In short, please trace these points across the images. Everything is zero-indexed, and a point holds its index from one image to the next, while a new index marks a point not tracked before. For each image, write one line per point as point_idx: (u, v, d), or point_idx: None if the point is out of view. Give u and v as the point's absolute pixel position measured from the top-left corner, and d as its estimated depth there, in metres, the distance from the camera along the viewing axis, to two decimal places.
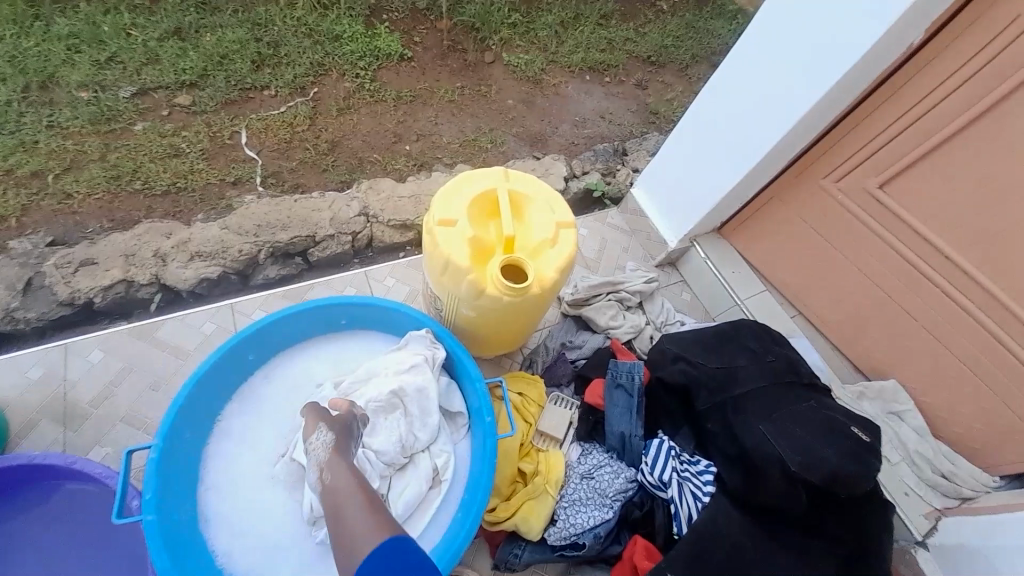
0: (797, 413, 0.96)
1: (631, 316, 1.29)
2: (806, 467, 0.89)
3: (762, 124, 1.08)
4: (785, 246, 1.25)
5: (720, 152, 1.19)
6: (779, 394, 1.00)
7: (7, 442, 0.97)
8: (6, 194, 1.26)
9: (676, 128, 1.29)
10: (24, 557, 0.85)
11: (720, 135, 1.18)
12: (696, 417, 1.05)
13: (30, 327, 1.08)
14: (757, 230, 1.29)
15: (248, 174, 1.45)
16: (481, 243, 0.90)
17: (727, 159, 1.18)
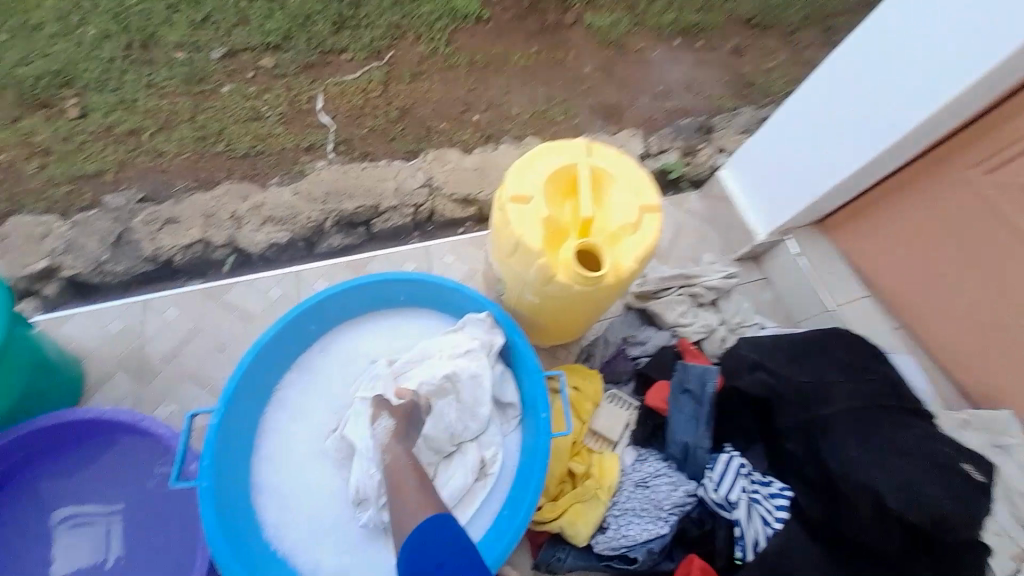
0: (900, 444, 0.77)
1: (702, 314, 1.11)
2: (919, 516, 0.71)
3: (906, 100, 0.86)
4: (905, 250, 1.00)
5: (837, 133, 0.98)
6: (878, 419, 0.80)
7: (80, 394, 1.04)
8: (107, 150, 1.33)
9: (788, 99, 1.08)
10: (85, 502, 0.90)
11: (847, 108, 0.95)
12: (773, 433, 0.89)
13: (120, 279, 1.15)
14: (868, 226, 1.05)
15: (320, 140, 1.44)
16: (555, 225, 0.82)
17: (851, 140, 0.96)
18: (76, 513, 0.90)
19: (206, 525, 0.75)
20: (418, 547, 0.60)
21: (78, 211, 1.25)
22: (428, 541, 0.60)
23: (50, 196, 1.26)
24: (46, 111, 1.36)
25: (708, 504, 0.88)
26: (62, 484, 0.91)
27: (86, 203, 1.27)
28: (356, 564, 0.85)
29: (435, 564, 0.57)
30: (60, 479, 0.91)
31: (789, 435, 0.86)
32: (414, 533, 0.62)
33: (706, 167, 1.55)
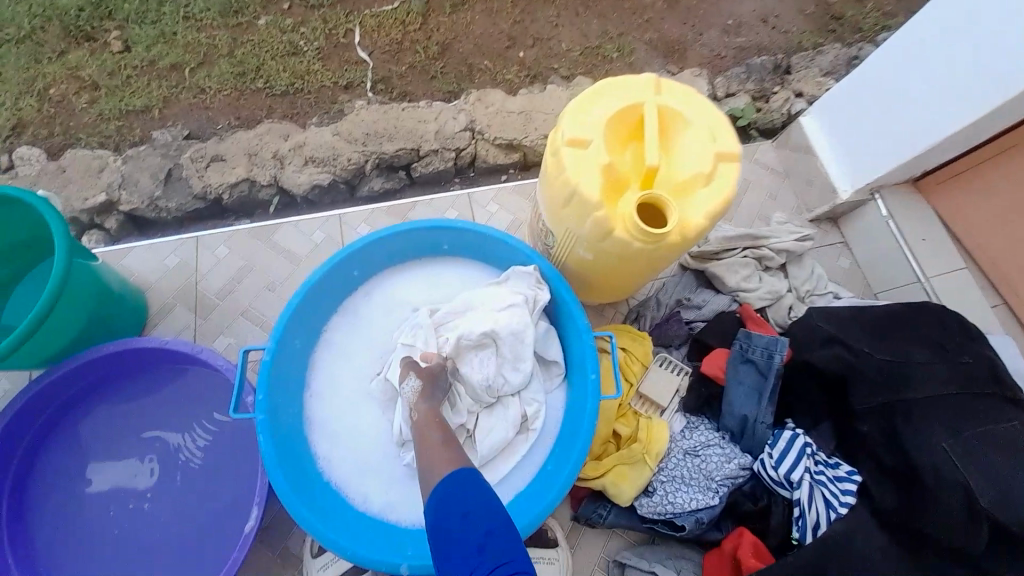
0: (989, 434, 0.77)
1: (769, 279, 1.07)
2: (995, 502, 0.72)
3: (1021, 58, 0.83)
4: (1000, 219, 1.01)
5: (928, 91, 0.97)
6: (967, 404, 0.80)
7: (146, 322, 1.09)
8: (151, 86, 1.31)
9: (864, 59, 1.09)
10: (148, 424, 0.96)
11: (923, 73, 0.97)
12: (845, 414, 0.88)
13: (173, 216, 1.16)
14: (975, 194, 1.03)
15: (359, 78, 1.37)
16: (617, 173, 0.74)
17: (953, 99, 0.93)
18: (138, 434, 0.96)
19: (264, 452, 0.76)
20: (444, 497, 0.61)
21: (129, 147, 1.25)
22: (455, 491, 0.61)
23: (102, 131, 1.26)
24: (90, 44, 1.33)
25: (765, 480, 0.89)
26: (120, 411, 0.96)
27: (136, 139, 1.27)
28: (403, 499, 0.87)
29: (460, 513, 0.58)
30: (122, 403, 0.97)
31: (860, 416, 0.85)
32: (442, 484, 0.63)
33: (779, 114, 1.39)
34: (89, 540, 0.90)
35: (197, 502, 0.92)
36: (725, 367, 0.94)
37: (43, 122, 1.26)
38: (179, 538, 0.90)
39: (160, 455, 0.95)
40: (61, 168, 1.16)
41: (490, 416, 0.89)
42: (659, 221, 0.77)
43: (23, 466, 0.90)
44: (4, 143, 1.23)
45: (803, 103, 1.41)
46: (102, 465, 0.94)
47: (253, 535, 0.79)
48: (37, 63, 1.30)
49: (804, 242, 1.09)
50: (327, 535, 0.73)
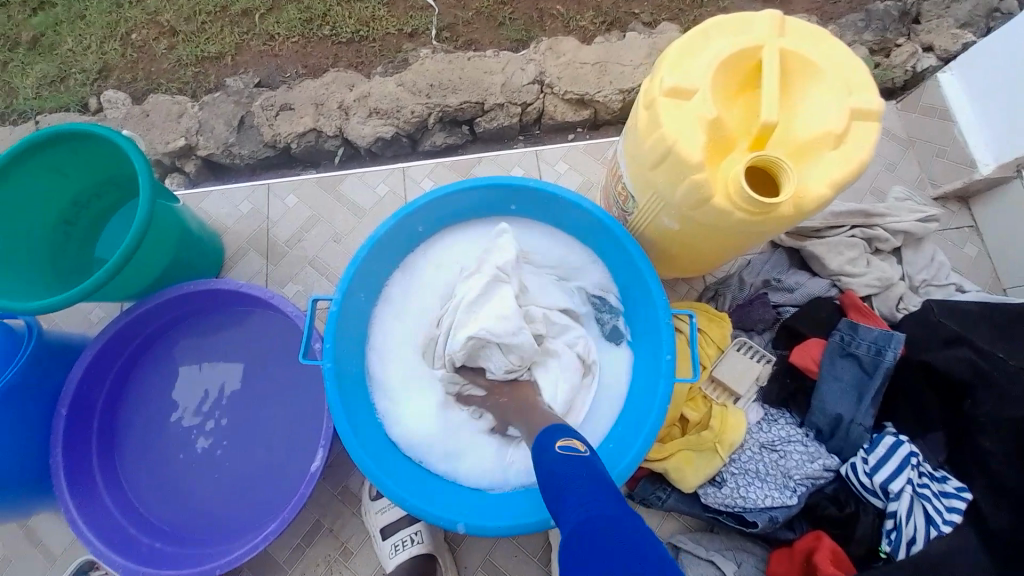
0: None
1: (877, 264, 0.97)
2: None
3: None
4: None
5: None
6: None
7: (221, 264, 1.13)
8: (224, 32, 1.30)
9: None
10: (214, 365, 1.02)
11: None
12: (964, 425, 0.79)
13: (245, 162, 1.18)
14: None
15: (424, 25, 1.30)
16: (724, 130, 0.65)
17: None
18: (203, 374, 1.01)
19: (331, 403, 0.76)
20: (539, 443, 0.68)
21: (205, 95, 1.27)
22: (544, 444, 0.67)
23: (180, 77, 1.28)
24: None
25: (853, 485, 0.83)
26: (189, 350, 1.02)
27: (211, 86, 1.28)
28: (462, 459, 0.87)
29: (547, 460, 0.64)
30: (189, 343, 1.02)
31: (984, 428, 0.77)
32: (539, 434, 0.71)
33: (901, 70, 1.18)
34: (164, 467, 0.97)
35: (270, 436, 0.97)
36: (819, 359, 0.88)
37: (128, 67, 1.29)
38: (250, 469, 0.96)
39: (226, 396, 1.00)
40: (144, 112, 1.19)
41: (544, 372, 0.88)
42: (767, 188, 0.68)
43: (114, 393, 0.97)
44: (94, 86, 1.28)
45: (933, 60, 1.18)
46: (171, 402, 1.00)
47: (319, 474, 0.82)
48: (121, 7, 1.32)
49: (927, 224, 0.98)
50: (390, 485, 0.75)
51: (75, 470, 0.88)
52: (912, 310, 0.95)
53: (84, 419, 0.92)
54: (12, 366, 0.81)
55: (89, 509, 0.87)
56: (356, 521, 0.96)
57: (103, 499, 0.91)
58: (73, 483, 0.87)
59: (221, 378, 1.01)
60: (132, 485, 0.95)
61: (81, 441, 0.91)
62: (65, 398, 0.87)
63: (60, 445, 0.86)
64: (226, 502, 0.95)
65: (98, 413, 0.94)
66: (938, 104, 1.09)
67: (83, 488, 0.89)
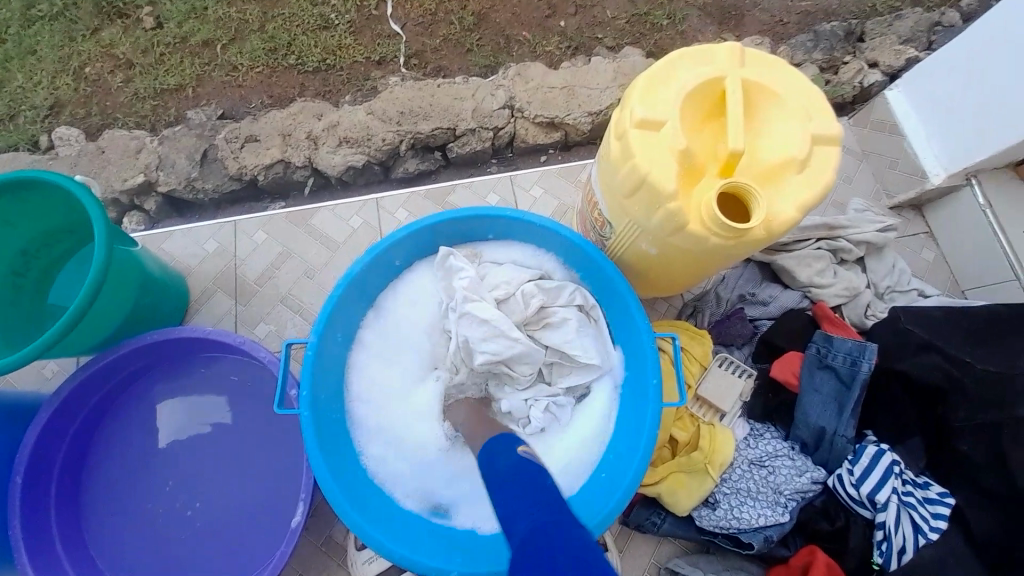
0: None
1: (845, 274, 1.00)
2: None
3: None
4: None
5: None
6: None
7: (188, 306, 1.07)
8: (184, 63, 1.26)
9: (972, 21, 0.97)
10: (184, 415, 0.96)
11: None
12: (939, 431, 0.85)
13: (210, 197, 1.13)
14: None
15: (391, 52, 1.29)
16: (694, 158, 0.66)
17: None
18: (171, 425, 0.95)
19: (310, 453, 0.72)
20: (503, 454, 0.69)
21: (165, 128, 1.23)
22: (499, 457, 0.67)
23: (139, 110, 1.24)
24: (123, 21, 1.29)
25: (841, 496, 0.84)
26: (157, 399, 0.96)
27: (171, 119, 1.24)
28: (456, 498, 0.84)
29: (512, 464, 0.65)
30: (155, 393, 0.96)
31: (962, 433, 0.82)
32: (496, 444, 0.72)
33: (851, 86, 1.25)
34: (135, 526, 0.90)
35: (245, 489, 0.92)
36: (799, 373, 0.89)
37: (81, 102, 1.24)
38: (229, 521, 0.90)
39: (196, 448, 0.94)
40: (100, 148, 1.14)
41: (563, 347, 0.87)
42: (738, 212, 0.69)
43: (75, 451, 0.90)
44: (44, 123, 1.22)
45: (878, 76, 1.25)
46: (139, 456, 0.93)
47: (300, 528, 0.78)
48: (72, 41, 1.27)
49: (887, 233, 1.03)
50: (372, 535, 0.71)
51: (33, 542, 0.80)
52: (879, 316, 0.99)
53: (42, 485, 0.84)
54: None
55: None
56: (343, 573, 0.90)
57: (67, 568, 0.83)
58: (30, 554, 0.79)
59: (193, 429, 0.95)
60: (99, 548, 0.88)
61: (40, 509, 0.83)
62: (19, 462, 0.80)
63: (15, 514, 0.78)
64: (203, 558, 0.89)
65: (58, 476, 0.87)
66: (888, 119, 1.15)
67: (42, 559, 0.81)
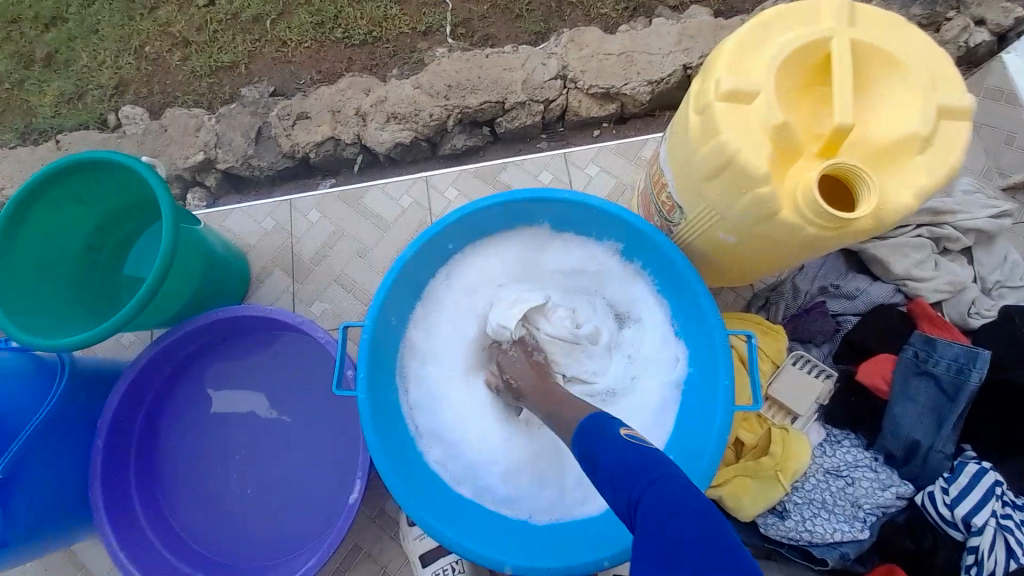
0: None
1: (945, 267, 0.89)
2: None
3: None
4: None
5: None
6: None
7: (248, 284, 1.11)
8: (236, 40, 1.26)
9: None
10: (244, 398, 1.00)
11: None
12: None
13: (265, 174, 1.14)
14: None
15: (438, 21, 1.24)
16: (793, 135, 0.58)
17: None
18: (227, 403, 1.00)
19: (366, 435, 0.73)
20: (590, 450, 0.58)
21: (221, 106, 1.24)
22: (599, 440, 0.57)
23: (195, 88, 1.26)
24: None
25: (929, 515, 0.78)
26: (213, 379, 1.00)
27: (226, 97, 1.25)
28: (517, 490, 0.83)
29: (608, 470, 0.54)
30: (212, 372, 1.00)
31: None
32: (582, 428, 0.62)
33: (954, 47, 1.07)
34: (200, 493, 0.96)
35: (309, 457, 0.96)
36: (890, 377, 0.82)
37: (143, 81, 1.27)
38: (286, 488, 0.95)
39: (254, 425, 0.99)
40: (162, 127, 1.16)
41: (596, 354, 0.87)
42: (839, 197, 0.62)
43: (151, 419, 0.96)
44: (111, 102, 1.26)
45: (985, 34, 1.07)
46: (202, 430, 0.99)
47: (356, 506, 0.80)
48: (132, 19, 1.30)
49: (1001, 220, 0.91)
50: (426, 519, 0.72)
51: (115, 504, 0.87)
52: (987, 315, 0.88)
53: (120, 452, 0.90)
54: (40, 412, 0.78)
55: (129, 541, 0.86)
56: (395, 547, 0.94)
57: (144, 527, 0.90)
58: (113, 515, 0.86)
59: (250, 409, 1.00)
60: (173, 513, 0.95)
61: (119, 472, 0.90)
62: (100, 431, 0.86)
63: (98, 477, 0.84)
64: (255, 529, 0.94)
65: (135, 441, 0.94)
66: (1006, 86, 1.00)
67: (123, 518, 0.88)
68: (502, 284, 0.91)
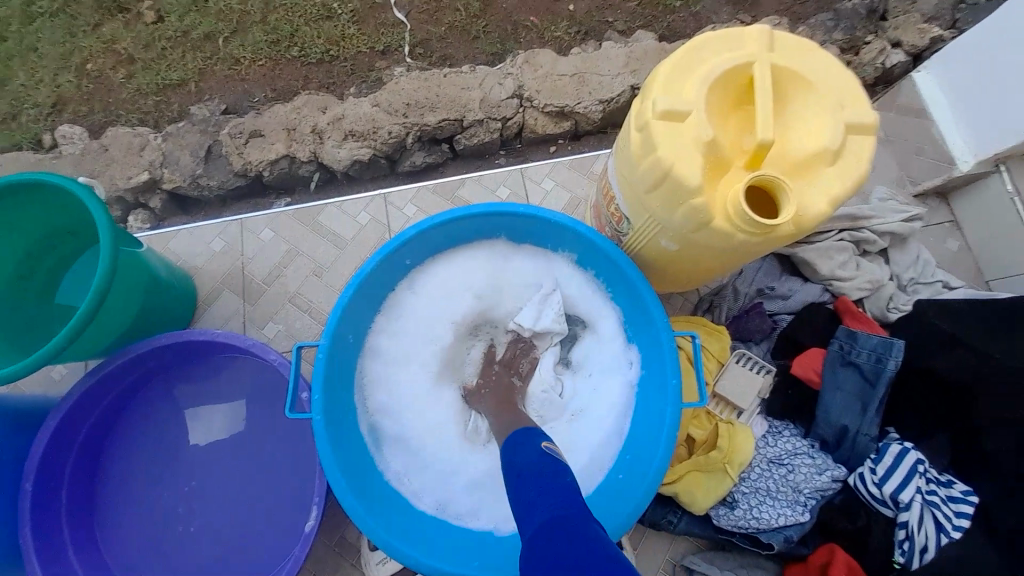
0: None
1: (867, 267, 0.98)
2: None
3: None
4: None
5: None
6: None
7: (197, 306, 1.07)
8: (186, 58, 1.24)
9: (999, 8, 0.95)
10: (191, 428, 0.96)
11: None
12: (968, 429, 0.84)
13: (216, 193, 1.11)
14: None
15: (396, 41, 1.26)
16: (721, 150, 0.63)
17: None
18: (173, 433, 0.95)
19: (323, 455, 0.71)
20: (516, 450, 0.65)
21: (169, 124, 1.21)
22: (521, 447, 0.64)
23: (141, 106, 1.22)
24: (123, 15, 1.27)
25: (862, 495, 0.84)
26: (160, 409, 0.95)
27: (175, 114, 1.22)
28: (481, 503, 0.83)
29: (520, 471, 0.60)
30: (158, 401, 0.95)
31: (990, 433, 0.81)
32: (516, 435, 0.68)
33: (872, 68, 1.19)
34: (143, 532, 0.91)
35: (265, 484, 0.93)
36: (820, 370, 0.88)
37: (83, 99, 1.22)
38: (239, 519, 0.91)
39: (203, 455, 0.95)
40: (103, 146, 1.11)
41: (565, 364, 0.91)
42: (765, 206, 0.67)
43: (89, 454, 0.90)
44: (47, 120, 1.20)
45: (901, 56, 1.19)
46: (145, 464, 0.94)
47: (314, 533, 0.78)
48: (73, 36, 1.25)
49: (913, 223, 1.00)
50: (386, 539, 0.71)
51: (47, 549, 0.81)
52: (903, 310, 0.96)
53: (53, 493, 0.84)
54: None
55: None
56: (356, 570, 0.91)
57: (79, 573, 0.84)
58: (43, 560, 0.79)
59: (199, 440, 0.95)
60: (113, 556, 0.89)
61: (53, 515, 0.83)
62: (29, 471, 0.79)
63: (27, 521, 0.78)
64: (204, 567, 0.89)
65: (70, 481, 0.87)
66: (915, 103, 1.11)
67: (56, 564, 0.82)
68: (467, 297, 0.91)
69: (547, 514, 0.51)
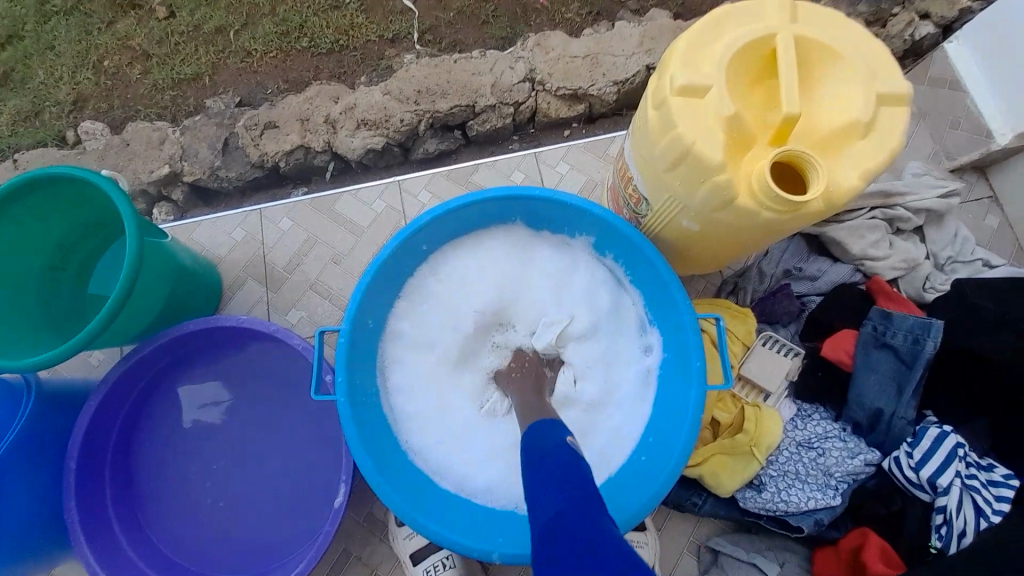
0: None
1: (899, 245, 0.94)
2: None
3: None
4: None
5: None
6: None
7: (220, 296, 1.09)
8: (199, 52, 1.25)
9: None
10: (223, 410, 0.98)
11: None
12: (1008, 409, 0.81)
13: (234, 185, 1.13)
14: None
15: (405, 28, 1.25)
16: (744, 125, 0.61)
17: None
18: (204, 415, 0.97)
19: (347, 435, 0.72)
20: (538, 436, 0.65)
21: (185, 118, 1.22)
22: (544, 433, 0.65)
23: (158, 101, 1.23)
24: (137, 12, 1.28)
25: (897, 479, 0.82)
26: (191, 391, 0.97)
27: (191, 109, 1.23)
28: (504, 482, 0.84)
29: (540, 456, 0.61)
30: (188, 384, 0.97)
31: None
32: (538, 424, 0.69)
33: (899, 41, 1.13)
34: (180, 507, 0.93)
35: (293, 463, 0.95)
36: (852, 351, 0.86)
37: (103, 96, 1.24)
38: (268, 497, 0.93)
39: (235, 435, 0.97)
40: (124, 141, 1.13)
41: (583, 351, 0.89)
42: (791, 182, 0.65)
43: (126, 434, 0.93)
44: (70, 118, 1.22)
45: (929, 28, 1.13)
46: (180, 443, 0.96)
47: (343, 509, 0.79)
48: (89, 34, 1.26)
49: (949, 199, 0.96)
50: (411, 516, 0.72)
51: (92, 521, 0.84)
52: (940, 289, 0.94)
53: (95, 469, 0.87)
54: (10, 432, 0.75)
55: (109, 558, 0.83)
56: (384, 550, 0.92)
57: (122, 544, 0.87)
58: (88, 530, 0.82)
59: (230, 421, 0.97)
60: (153, 529, 0.92)
61: (95, 490, 0.86)
62: (74, 446, 0.82)
63: (74, 494, 0.81)
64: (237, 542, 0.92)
65: (110, 457, 0.90)
66: (948, 75, 1.07)
67: (101, 536, 0.84)
68: (483, 286, 0.90)
69: (561, 502, 0.51)
